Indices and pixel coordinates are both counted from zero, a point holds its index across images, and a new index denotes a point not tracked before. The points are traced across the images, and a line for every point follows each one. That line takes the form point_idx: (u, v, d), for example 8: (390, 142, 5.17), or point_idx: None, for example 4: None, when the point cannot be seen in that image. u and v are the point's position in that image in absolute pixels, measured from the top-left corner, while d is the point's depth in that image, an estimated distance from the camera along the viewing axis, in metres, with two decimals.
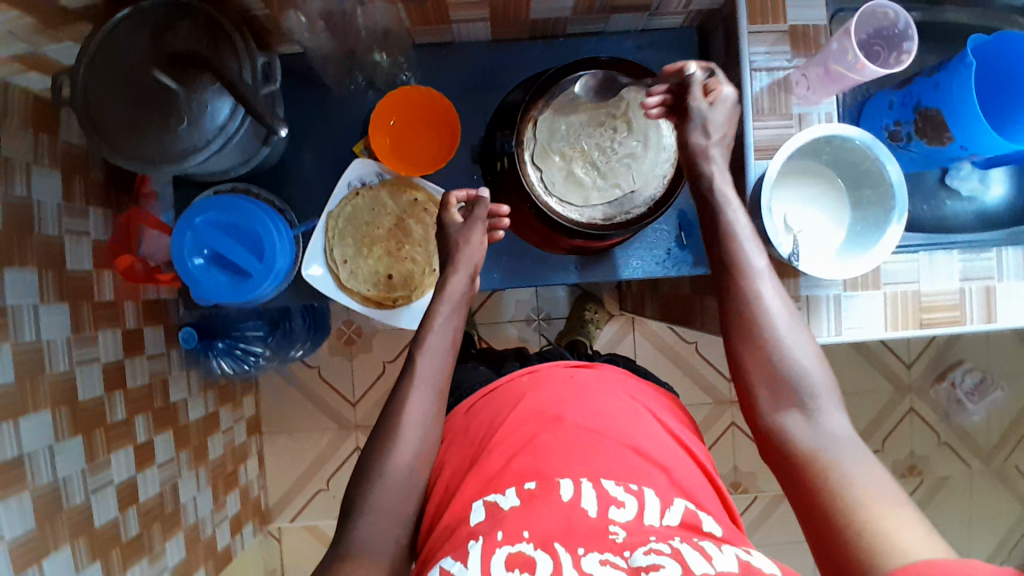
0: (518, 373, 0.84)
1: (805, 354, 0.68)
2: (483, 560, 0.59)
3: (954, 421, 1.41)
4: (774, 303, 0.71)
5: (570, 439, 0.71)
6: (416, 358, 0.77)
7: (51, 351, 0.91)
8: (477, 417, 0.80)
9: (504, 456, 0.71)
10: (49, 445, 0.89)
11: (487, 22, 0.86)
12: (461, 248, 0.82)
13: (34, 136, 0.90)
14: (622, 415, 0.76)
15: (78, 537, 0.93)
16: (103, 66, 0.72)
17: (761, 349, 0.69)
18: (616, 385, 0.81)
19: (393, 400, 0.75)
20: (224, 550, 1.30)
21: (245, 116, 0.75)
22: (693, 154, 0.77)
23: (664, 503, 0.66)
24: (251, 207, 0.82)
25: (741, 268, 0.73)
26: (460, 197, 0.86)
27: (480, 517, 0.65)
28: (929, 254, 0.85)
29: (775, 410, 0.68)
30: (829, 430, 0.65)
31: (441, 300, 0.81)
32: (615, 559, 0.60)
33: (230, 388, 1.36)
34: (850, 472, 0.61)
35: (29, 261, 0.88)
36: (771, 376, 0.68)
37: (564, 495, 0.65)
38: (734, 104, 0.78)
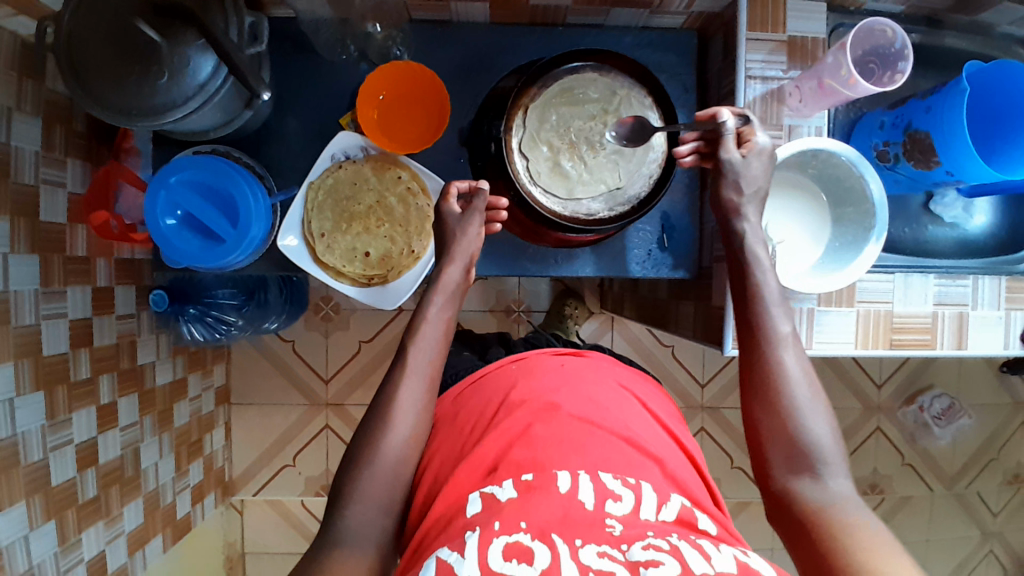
0: (506, 362, 0.86)
1: (817, 416, 0.67)
2: (479, 549, 0.57)
3: (920, 443, 1.42)
4: (797, 372, 0.69)
5: (566, 431, 0.72)
6: (408, 348, 0.76)
7: (18, 303, 0.90)
8: (464, 407, 0.81)
9: (498, 445, 0.72)
10: (9, 399, 0.88)
11: (487, 3, 0.85)
12: (458, 238, 0.82)
13: (18, 80, 0.89)
14: (614, 406, 0.78)
15: (34, 494, 0.92)
16: (88, 12, 0.71)
17: (775, 414, 0.67)
18: (606, 374, 0.84)
19: (382, 393, 0.74)
20: (184, 518, 1.29)
21: (228, 75, 0.74)
22: (726, 210, 0.75)
23: (660, 499, 0.67)
24: (229, 171, 0.80)
25: (765, 334, 0.70)
26: (459, 188, 0.84)
27: (477, 508, 0.65)
28: (905, 276, 0.85)
29: (789, 473, 0.66)
30: (838, 494, 0.64)
31: (435, 290, 0.79)
32: (612, 552, 0.58)
33: (201, 355, 1.35)
34: (857, 529, 0.60)
35: (1, 208, 0.87)
36: (787, 443, 0.66)
37: (562, 486, 0.65)
38: (770, 155, 0.75)
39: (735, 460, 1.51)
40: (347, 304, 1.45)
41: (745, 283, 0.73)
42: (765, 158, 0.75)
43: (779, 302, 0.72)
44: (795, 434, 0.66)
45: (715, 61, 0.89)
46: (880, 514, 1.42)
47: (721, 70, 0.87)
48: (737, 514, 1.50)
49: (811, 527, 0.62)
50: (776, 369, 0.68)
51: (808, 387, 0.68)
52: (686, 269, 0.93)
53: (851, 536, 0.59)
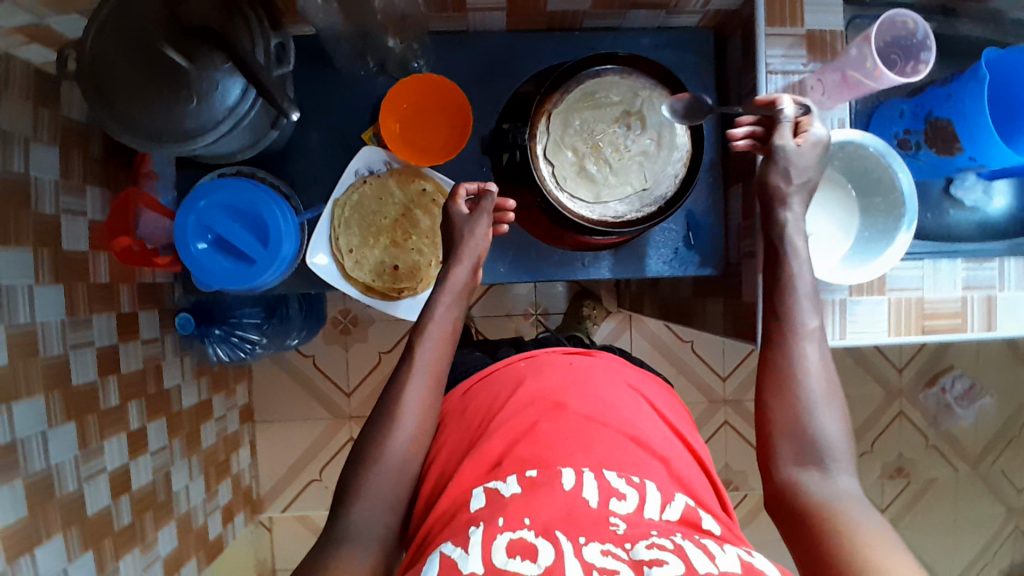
0: (516, 359, 0.87)
1: (833, 411, 0.69)
2: (484, 547, 0.59)
3: (942, 426, 1.42)
4: (817, 367, 0.70)
5: (573, 428, 0.72)
6: (414, 348, 0.78)
7: (46, 334, 0.91)
8: (473, 400, 0.82)
9: (504, 441, 0.73)
10: (42, 432, 0.89)
11: (504, 11, 0.85)
12: (466, 239, 0.83)
13: (34, 110, 0.89)
14: (624, 404, 0.78)
15: (70, 526, 0.93)
16: (109, 34, 0.70)
17: (790, 404, 0.69)
18: (616, 374, 0.84)
19: (389, 392, 0.76)
20: (216, 539, 1.29)
21: (256, 97, 0.74)
22: (771, 196, 0.76)
23: (665, 498, 0.67)
24: (256, 191, 0.80)
25: (792, 325, 0.72)
26: (468, 189, 0.85)
27: (480, 503, 0.66)
28: (934, 262, 0.86)
29: (796, 466, 0.67)
30: (843, 490, 0.65)
31: (442, 290, 0.82)
32: (616, 550, 0.59)
33: (224, 374, 1.35)
34: (859, 521, 0.60)
35: (24, 240, 0.87)
36: (796, 435, 0.68)
37: (566, 484, 0.66)
38: (825, 147, 0.75)
39: None
40: (365, 316, 1.45)
41: (778, 274, 0.74)
42: (820, 148, 0.75)
43: (810, 295, 0.73)
44: (808, 428, 0.68)
45: (733, 59, 0.89)
46: (904, 499, 1.43)
47: (740, 65, 0.87)
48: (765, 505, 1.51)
49: (814, 518, 0.62)
50: (796, 361, 0.70)
51: (826, 385, 0.69)
52: (714, 266, 0.92)
53: (854, 526, 0.60)
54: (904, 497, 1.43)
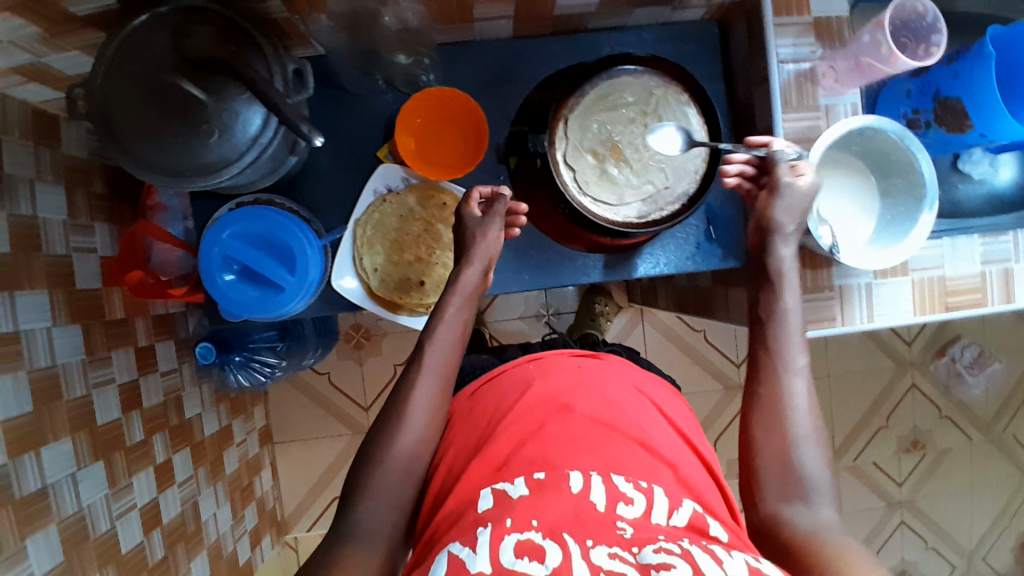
0: (523, 360, 0.88)
1: (815, 443, 0.71)
2: (492, 547, 0.60)
3: (954, 394, 1.45)
4: (803, 400, 0.72)
5: (579, 433, 0.74)
6: (423, 349, 0.79)
7: (67, 375, 0.89)
8: (480, 401, 0.83)
9: (512, 442, 0.74)
10: (71, 473, 0.88)
11: (510, 19, 0.84)
12: (477, 242, 0.82)
13: (35, 150, 0.88)
14: (633, 409, 0.79)
15: (107, 566, 0.92)
16: (119, 74, 0.68)
17: (776, 433, 0.71)
18: (622, 376, 0.85)
19: (398, 391, 0.77)
20: (246, 564, 1.28)
21: (278, 125, 0.72)
22: (765, 231, 0.78)
23: (672, 504, 0.68)
24: (278, 217, 0.80)
25: (780, 359, 0.75)
26: (482, 193, 0.85)
27: (488, 504, 0.68)
28: (953, 240, 0.87)
29: (779, 498, 0.68)
30: (824, 521, 0.66)
31: (453, 292, 0.81)
32: (623, 554, 0.60)
33: (241, 398, 1.33)
34: (843, 550, 0.62)
35: (38, 283, 0.86)
36: (781, 464, 0.70)
37: (574, 486, 0.67)
38: (815, 194, 0.77)
39: None
40: (377, 329, 1.45)
41: (771, 303, 0.77)
42: (813, 194, 0.77)
43: (799, 335, 0.76)
44: (792, 459, 0.70)
45: (739, 52, 0.89)
46: (922, 470, 1.46)
47: (749, 58, 0.87)
48: None
49: (797, 551, 0.64)
50: (783, 394, 0.73)
51: (811, 417, 0.72)
52: (736, 256, 0.93)
53: (837, 554, 0.62)
54: (922, 467, 1.46)
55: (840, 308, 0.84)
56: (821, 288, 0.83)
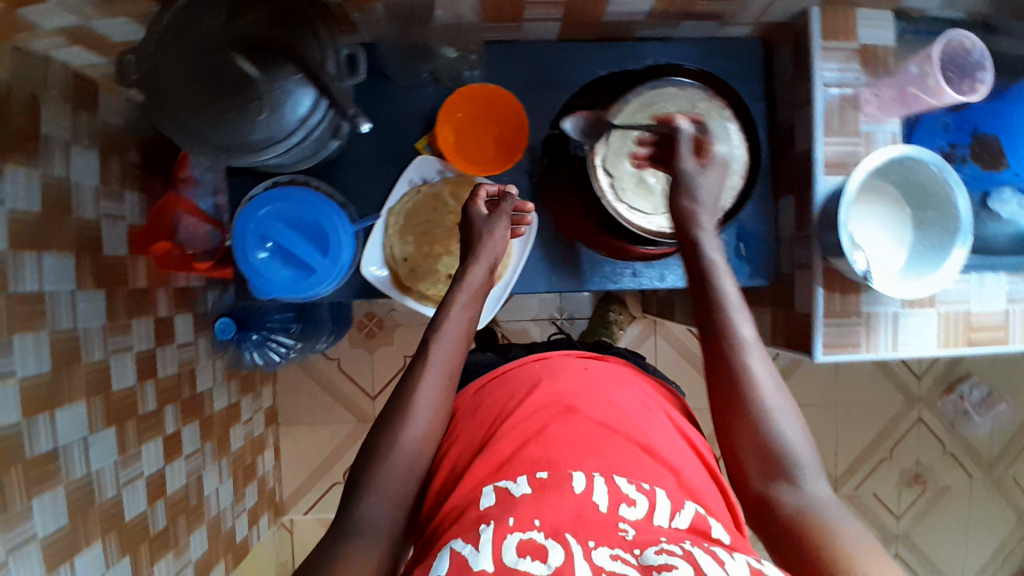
0: (530, 360, 0.89)
1: (792, 420, 0.68)
2: (494, 546, 0.60)
3: (960, 433, 1.45)
4: (762, 374, 0.69)
5: (584, 435, 0.74)
6: (428, 346, 0.76)
7: (88, 338, 0.89)
8: (487, 399, 0.84)
9: (516, 441, 0.74)
10: (83, 437, 0.88)
11: (559, 22, 0.85)
12: (484, 240, 0.82)
13: (74, 113, 0.89)
14: (636, 414, 0.79)
15: (109, 532, 0.92)
16: (172, 46, 0.69)
17: (744, 418, 0.68)
18: (626, 381, 0.85)
19: (401, 389, 0.74)
20: (242, 542, 1.28)
21: (326, 108, 0.72)
22: (681, 217, 0.78)
23: (674, 505, 0.68)
24: (313, 199, 0.81)
25: (727, 342, 0.71)
26: (488, 191, 0.86)
27: (490, 501, 0.67)
28: (980, 276, 0.87)
29: (766, 481, 0.65)
30: (815, 494, 0.63)
31: (460, 289, 0.80)
32: (625, 555, 0.60)
33: (251, 377, 1.34)
34: (836, 531, 0.58)
35: (66, 246, 0.86)
36: (758, 449, 0.67)
37: (577, 487, 0.67)
38: (722, 169, 0.79)
39: None
40: (390, 319, 1.45)
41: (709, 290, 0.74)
42: (719, 172, 0.79)
43: (739, 305, 0.73)
44: (767, 439, 0.67)
45: (782, 73, 0.90)
46: (920, 504, 1.46)
47: (792, 79, 0.87)
48: None
49: (791, 531, 0.61)
50: (739, 376, 0.69)
51: (772, 389, 0.68)
52: (765, 275, 0.92)
53: (833, 537, 0.58)
54: (920, 502, 1.46)
55: (865, 335, 0.84)
56: (847, 313, 0.84)
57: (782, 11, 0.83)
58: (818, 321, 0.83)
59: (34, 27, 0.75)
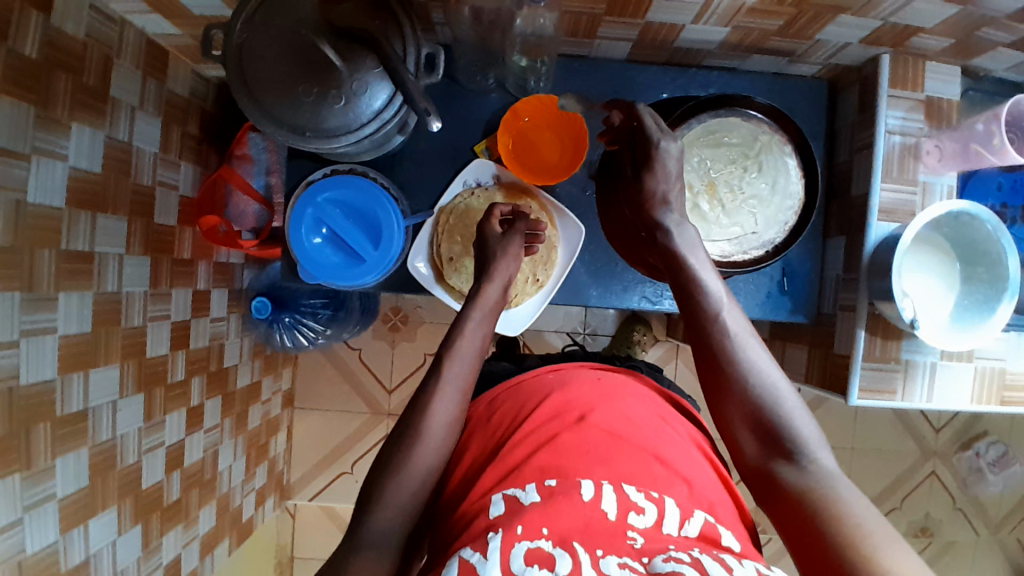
0: (542, 371, 0.90)
1: (787, 394, 0.67)
2: (502, 553, 0.60)
3: (971, 490, 1.45)
4: (747, 346, 0.69)
5: (592, 443, 0.74)
6: (443, 360, 0.74)
7: (129, 303, 0.90)
8: (500, 407, 0.85)
9: (527, 450, 0.75)
10: (113, 400, 0.88)
11: (631, 42, 0.86)
12: (499, 259, 0.82)
13: (143, 80, 0.90)
14: (648, 426, 0.79)
15: (125, 498, 0.92)
16: (262, 25, 0.70)
17: (738, 399, 0.68)
18: (639, 393, 0.85)
19: (416, 400, 0.72)
20: (247, 522, 1.28)
21: (400, 104, 0.73)
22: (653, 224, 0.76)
23: (683, 514, 0.68)
24: (373, 190, 0.82)
25: (710, 316, 0.70)
26: (503, 211, 0.86)
27: (500, 510, 0.67)
28: (1020, 335, 0.87)
29: (766, 456, 0.66)
30: (816, 464, 0.64)
31: (474, 305, 0.79)
32: (633, 563, 0.59)
33: (275, 358, 1.34)
34: (843, 500, 0.60)
35: (120, 209, 0.87)
36: (752, 425, 0.67)
37: (585, 494, 0.67)
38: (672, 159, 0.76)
39: None
40: (415, 316, 1.45)
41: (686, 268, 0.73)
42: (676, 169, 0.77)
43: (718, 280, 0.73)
44: (758, 411, 0.66)
45: (844, 115, 0.91)
46: (925, 557, 1.45)
47: (855, 123, 0.88)
48: None
49: (797, 505, 0.61)
50: (725, 351, 0.69)
51: (756, 359, 0.68)
52: (804, 313, 0.93)
53: (842, 508, 0.59)
54: (925, 555, 1.45)
55: (902, 382, 0.85)
56: (886, 359, 0.84)
57: (853, 55, 0.83)
58: (857, 365, 0.84)
59: None
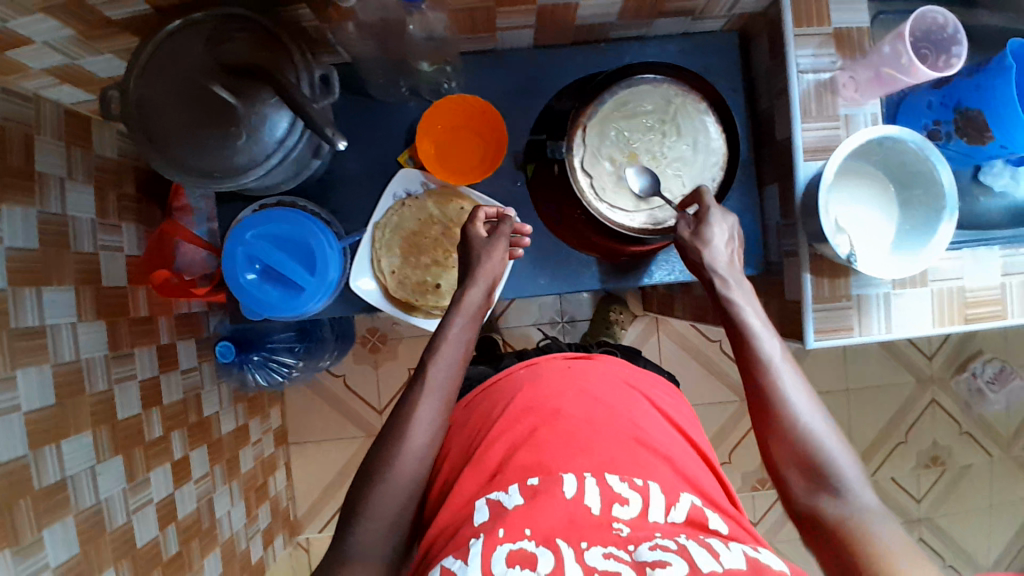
0: (515, 368, 0.87)
1: (834, 438, 0.68)
2: (484, 557, 0.59)
3: (975, 411, 1.43)
4: (795, 390, 0.70)
5: (572, 434, 0.73)
6: (427, 366, 0.75)
7: (91, 369, 0.91)
8: (476, 410, 0.83)
9: (504, 450, 0.73)
10: (91, 466, 0.89)
11: (532, 28, 0.85)
12: (482, 261, 0.81)
13: (67, 150, 0.91)
14: (622, 406, 0.79)
15: (122, 559, 0.93)
16: (155, 77, 0.70)
17: (782, 435, 0.69)
18: (612, 374, 0.84)
19: (400, 407, 0.73)
20: (258, 562, 1.29)
21: (303, 129, 0.74)
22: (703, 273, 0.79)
23: (669, 499, 0.68)
24: (301, 219, 0.82)
25: (754, 359, 0.72)
26: (488, 213, 0.86)
27: (483, 516, 0.66)
28: (973, 251, 0.86)
29: (810, 493, 0.66)
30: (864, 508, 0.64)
31: (456, 311, 0.79)
32: (619, 553, 0.61)
33: (258, 399, 1.35)
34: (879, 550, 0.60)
35: (66, 280, 0.88)
36: (801, 465, 0.67)
37: (568, 491, 0.66)
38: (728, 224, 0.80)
39: None
40: (393, 333, 1.46)
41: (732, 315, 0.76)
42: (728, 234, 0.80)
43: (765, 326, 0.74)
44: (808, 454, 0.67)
45: (759, 62, 0.90)
46: (942, 486, 1.43)
47: (769, 68, 0.87)
48: None
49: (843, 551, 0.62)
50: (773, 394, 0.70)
51: (807, 402, 0.69)
52: (753, 266, 0.93)
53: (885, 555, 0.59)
54: (940, 485, 1.43)
55: (857, 318, 0.84)
56: (838, 297, 0.83)
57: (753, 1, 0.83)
58: (808, 309, 0.83)
59: (25, 68, 0.79)
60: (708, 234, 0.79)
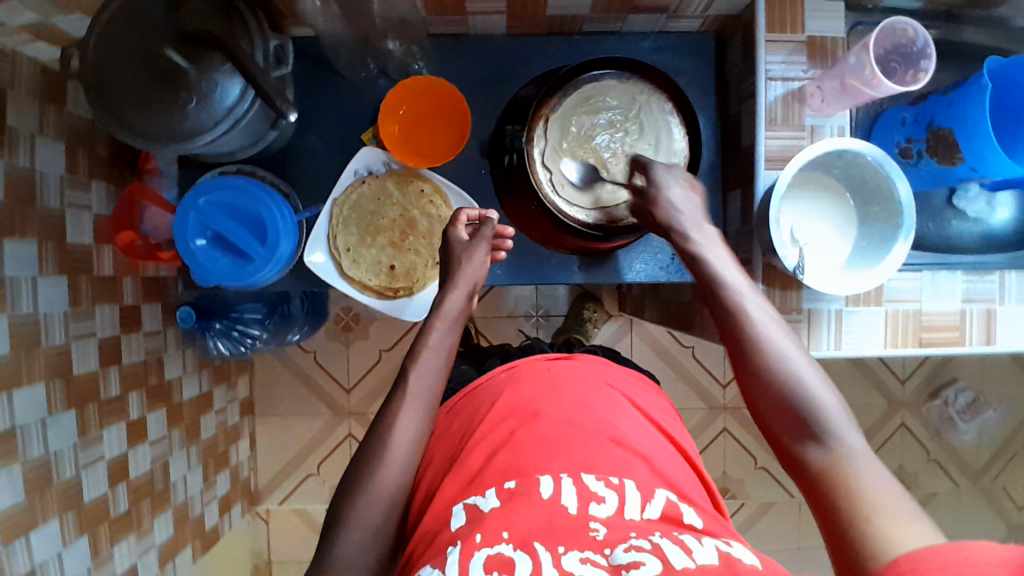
0: (497, 372, 0.85)
1: (812, 375, 0.67)
2: (460, 565, 0.57)
3: (944, 439, 1.42)
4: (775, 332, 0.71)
5: (550, 435, 0.70)
6: (409, 374, 0.75)
7: (48, 323, 0.91)
8: (456, 417, 0.81)
9: (484, 454, 0.70)
10: (41, 419, 0.89)
11: (504, 15, 0.85)
12: (463, 265, 0.83)
13: (41, 106, 0.90)
14: (600, 406, 0.76)
15: (67, 511, 0.93)
16: (109, 39, 0.70)
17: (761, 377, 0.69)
18: (592, 375, 0.82)
19: (379, 422, 0.72)
20: (212, 529, 1.30)
21: (254, 98, 0.74)
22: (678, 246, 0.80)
23: (645, 496, 0.65)
24: (252, 188, 0.82)
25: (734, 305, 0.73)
26: (469, 216, 0.86)
27: (460, 521, 0.64)
28: (933, 274, 0.85)
29: (793, 434, 0.66)
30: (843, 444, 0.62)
31: (437, 317, 0.80)
32: (595, 557, 0.57)
33: (225, 367, 1.37)
34: (859, 485, 0.58)
35: (29, 233, 0.88)
36: (781, 408, 0.67)
37: (545, 492, 0.64)
38: (683, 179, 0.80)
39: (759, 460, 1.51)
40: (366, 314, 1.47)
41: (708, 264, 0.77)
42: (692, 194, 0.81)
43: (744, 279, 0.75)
44: (789, 394, 0.67)
45: (732, 65, 0.89)
46: None
47: (740, 72, 0.86)
48: (762, 513, 1.51)
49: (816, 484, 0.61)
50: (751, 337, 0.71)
51: (785, 342, 0.70)
52: None
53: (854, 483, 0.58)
54: None
55: (806, 332, 0.83)
56: (789, 310, 0.83)
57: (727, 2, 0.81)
58: None
59: None
60: (661, 196, 0.79)
